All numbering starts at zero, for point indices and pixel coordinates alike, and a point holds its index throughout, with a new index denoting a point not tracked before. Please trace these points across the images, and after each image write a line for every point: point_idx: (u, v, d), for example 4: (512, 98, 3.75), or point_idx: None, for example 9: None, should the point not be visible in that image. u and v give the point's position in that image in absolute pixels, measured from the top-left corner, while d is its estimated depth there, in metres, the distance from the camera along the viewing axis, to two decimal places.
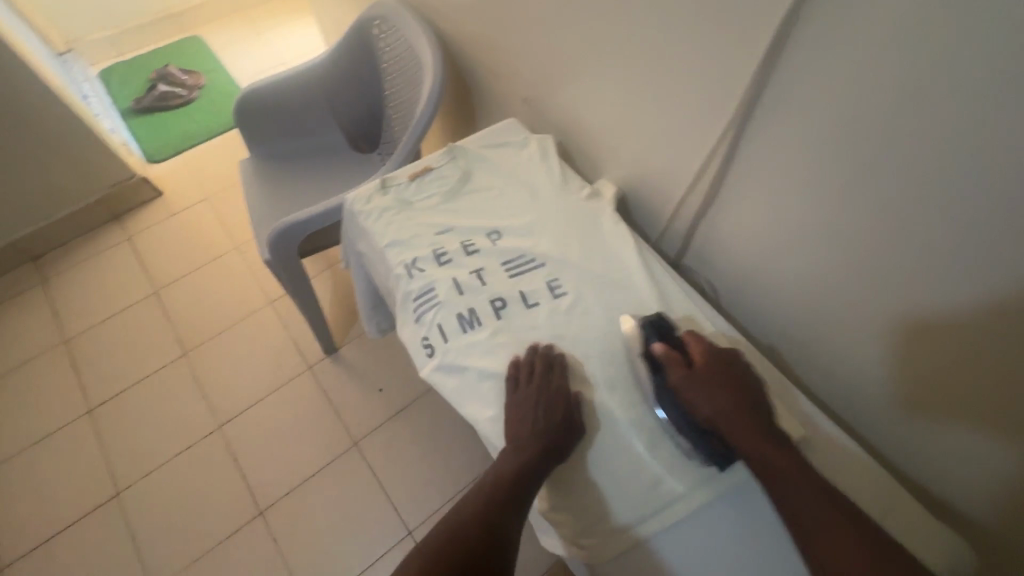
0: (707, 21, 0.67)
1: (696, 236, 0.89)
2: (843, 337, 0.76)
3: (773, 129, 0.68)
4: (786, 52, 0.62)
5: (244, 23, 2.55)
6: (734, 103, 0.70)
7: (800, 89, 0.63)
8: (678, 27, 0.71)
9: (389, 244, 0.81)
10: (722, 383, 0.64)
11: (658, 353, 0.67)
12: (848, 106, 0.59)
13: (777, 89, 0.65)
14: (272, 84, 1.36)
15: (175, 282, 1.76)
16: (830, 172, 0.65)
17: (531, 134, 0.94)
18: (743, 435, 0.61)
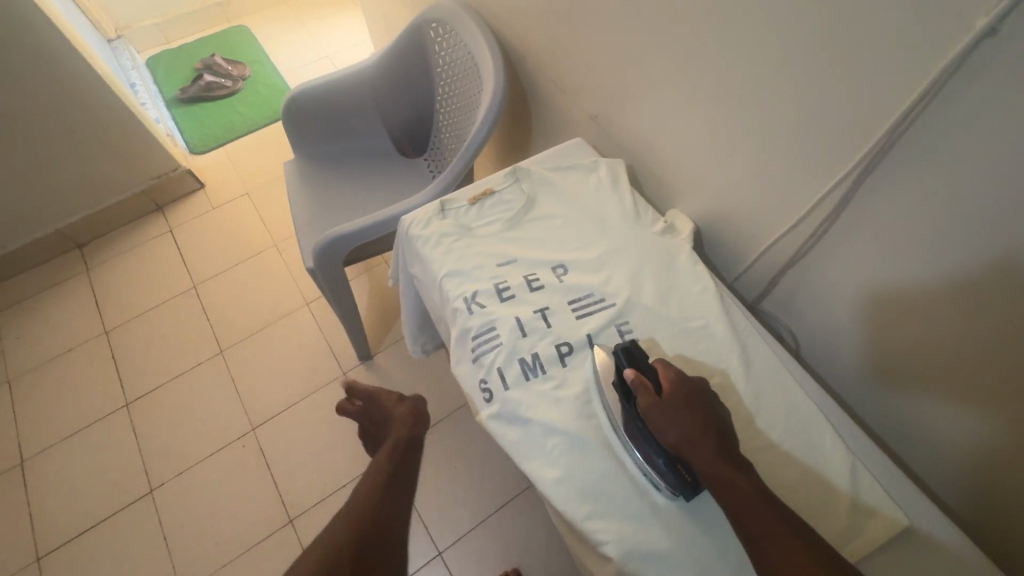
0: (834, 53, 0.59)
1: (786, 278, 0.82)
2: (957, 408, 0.67)
3: (905, 178, 0.60)
4: (936, 96, 0.53)
5: (289, 15, 2.52)
6: (862, 146, 0.62)
7: (950, 138, 0.54)
8: (795, 56, 0.63)
9: (447, 275, 0.76)
10: (689, 413, 0.60)
11: (628, 379, 0.63)
12: (1012, 166, 0.50)
13: (918, 135, 0.57)
14: (322, 84, 1.32)
15: (214, 277, 1.75)
16: (971, 231, 0.56)
17: (600, 157, 0.88)
18: (709, 466, 0.57)
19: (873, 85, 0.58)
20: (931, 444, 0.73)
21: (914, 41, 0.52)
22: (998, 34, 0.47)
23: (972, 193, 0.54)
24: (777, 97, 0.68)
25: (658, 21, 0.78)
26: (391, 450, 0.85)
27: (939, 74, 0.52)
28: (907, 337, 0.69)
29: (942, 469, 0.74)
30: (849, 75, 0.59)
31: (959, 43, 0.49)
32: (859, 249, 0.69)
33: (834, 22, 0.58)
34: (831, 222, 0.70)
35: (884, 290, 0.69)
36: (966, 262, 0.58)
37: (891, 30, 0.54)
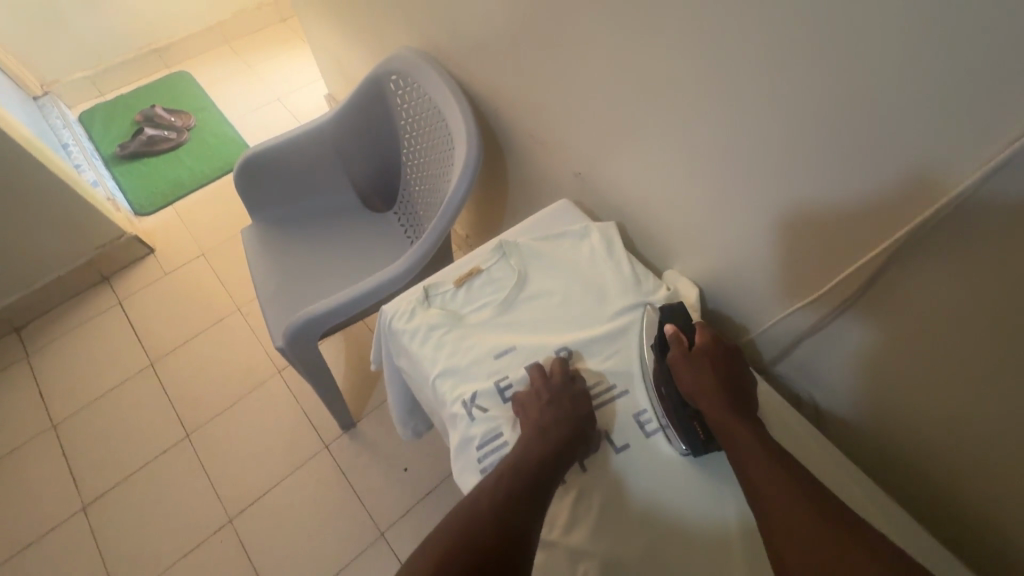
0: (859, 128, 0.54)
1: (802, 343, 0.77)
2: (997, 481, 0.63)
3: (942, 260, 0.55)
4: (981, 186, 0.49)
5: (233, 56, 2.40)
6: (896, 226, 0.57)
7: (997, 229, 0.50)
8: (812, 127, 0.58)
9: (441, 374, 0.69)
10: (716, 371, 0.65)
11: (668, 334, 0.69)
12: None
13: (953, 215, 0.52)
14: (278, 142, 1.22)
15: (174, 352, 1.61)
16: (1008, 306, 0.52)
17: (590, 222, 0.82)
18: (725, 414, 0.61)
19: (906, 164, 0.53)
20: (967, 515, 0.69)
21: (957, 125, 0.48)
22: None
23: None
24: (790, 166, 0.63)
25: (650, 83, 0.73)
26: (560, 429, 0.61)
27: (990, 165, 0.47)
28: (946, 414, 0.65)
29: (975, 539, 0.70)
30: (875, 153, 0.55)
31: (1017, 133, 0.45)
32: (886, 321, 0.64)
33: (858, 98, 0.53)
34: (859, 294, 0.65)
35: (917, 364, 0.64)
36: (1017, 352, 0.54)
37: (927, 111, 0.49)
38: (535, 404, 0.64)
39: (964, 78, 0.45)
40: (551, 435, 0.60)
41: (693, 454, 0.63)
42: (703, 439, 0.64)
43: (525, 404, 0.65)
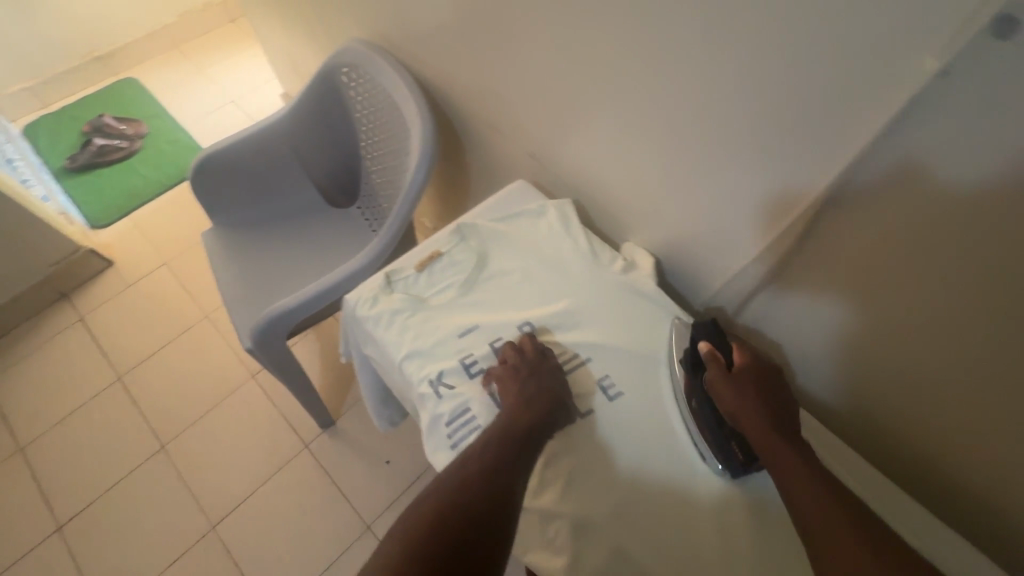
0: (783, 85, 0.58)
1: (752, 303, 0.81)
2: (932, 413, 0.68)
3: (865, 207, 0.59)
4: (889, 132, 0.53)
5: (182, 60, 2.33)
6: (823, 177, 0.61)
7: (908, 172, 0.54)
8: (743, 90, 0.61)
9: (407, 357, 0.70)
10: (755, 389, 0.62)
11: (702, 351, 0.66)
12: (978, 200, 0.50)
13: (872, 164, 0.56)
14: (233, 142, 1.21)
15: (141, 364, 1.58)
16: (925, 247, 0.56)
17: (546, 199, 0.84)
18: (767, 436, 0.58)
19: (826, 117, 0.57)
20: (911, 450, 0.74)
21: (864, 78, 0.52)
22: (950, 75, 0.46)
23: (941, 224, 0.54)
24: (725, 128, 0.66)
25: (593, 58, 0.75)
26: (536, 402, 0.63)
27: (894, 111, 0.51)
28: (882, 357, 0.69)
29: (919, 472, 0.75)
30: (799, 108, 0.58)
31: (913, 80, 0.49)
32: (824, 272, 0.68)
33: (779, 57, 0.56)
34: (798, 247, 0.69)
35: (855, 312, 0.68)
36: (936, 288, 0.58)
37: (838, 65, 0.53)
38: (508, 379, 0.65)
39: (866, 32, 0.49)
40: (525, 407, 0.62)
41: (732, 478, 0.62)
42: (743, 462, 0.62)
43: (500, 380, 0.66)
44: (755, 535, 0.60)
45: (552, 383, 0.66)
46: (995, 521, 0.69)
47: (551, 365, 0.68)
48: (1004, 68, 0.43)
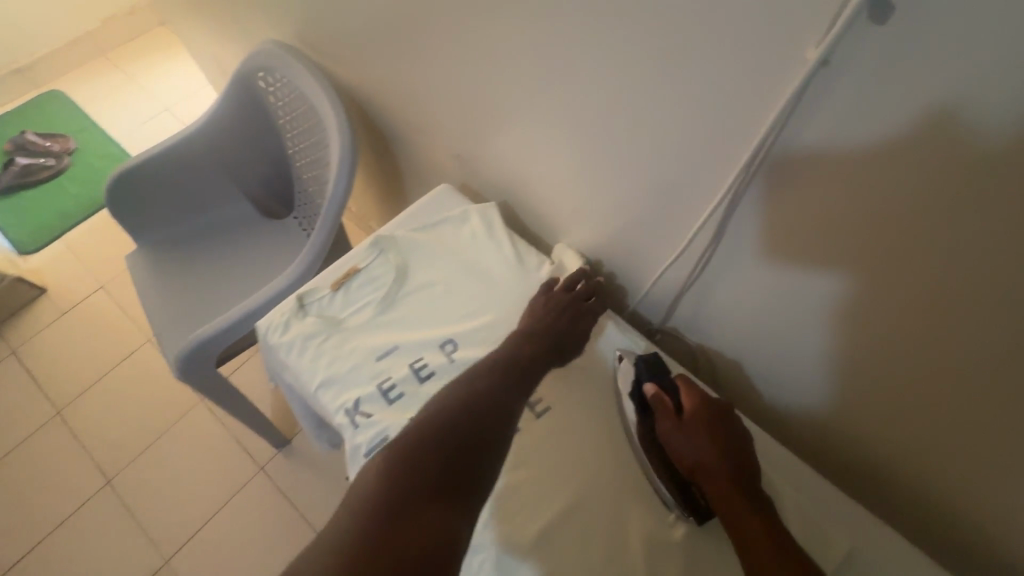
0: (682, 76, 0.55)
1: (684, 300, 0.79)
2: (863, 405, 0.66)
3: (773, 202, 0.57)
4: (791, 121, 0.50)
5: (109, 68, 2.20)
6: (731, 169, 0.58)
7: (808, 163, 0.52)
8: (649, 83, 0.58)
9: (322, 386, 0.66)
10: (707, 436, 0.60)
11: (650, 396, 0.65)
12: (880, 188, 0.48)
13: (780, 154, 0.54)
14: (149, 157, 1.13)
15: (82, 395, 1.50)
16: (841, 238, 0.54)
17: (469, 203, 0.79)
18: (722, 487, 0.57)
19: (725, 108, 0.54)
20: (845, 445, 0.73)
21: (760, 66, 0.49)
22: (832, 62, 0.44)
23: (849, 214, 0.52)
24: (636, 123, 0.63)
25: (503, 54, 0.71)
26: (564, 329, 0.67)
27: (784, 103, 0.49)
28: (811, 351, 0.67)
29: (856, 464, 0.74)
30: (704, 101, 0.55)
31: (799, 68, 0.47)
32: (744, 269, 0.66)
33: (675, 47, 0.54)
34: (716, 243, 0.67)
35: (781, 308, 0.66)
36: (849, 282, 0.57)
37: (730, 54, 0.50)
38: (551, 302, 0.70)
39: (750, 19, 0.47)
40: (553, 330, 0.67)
41: (699, 525, 0.59)
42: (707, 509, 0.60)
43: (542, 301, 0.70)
44: (684, 540, 0.59)
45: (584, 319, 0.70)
46: (929, 510, 0.69)
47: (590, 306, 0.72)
48: (882, 53, 0.41)
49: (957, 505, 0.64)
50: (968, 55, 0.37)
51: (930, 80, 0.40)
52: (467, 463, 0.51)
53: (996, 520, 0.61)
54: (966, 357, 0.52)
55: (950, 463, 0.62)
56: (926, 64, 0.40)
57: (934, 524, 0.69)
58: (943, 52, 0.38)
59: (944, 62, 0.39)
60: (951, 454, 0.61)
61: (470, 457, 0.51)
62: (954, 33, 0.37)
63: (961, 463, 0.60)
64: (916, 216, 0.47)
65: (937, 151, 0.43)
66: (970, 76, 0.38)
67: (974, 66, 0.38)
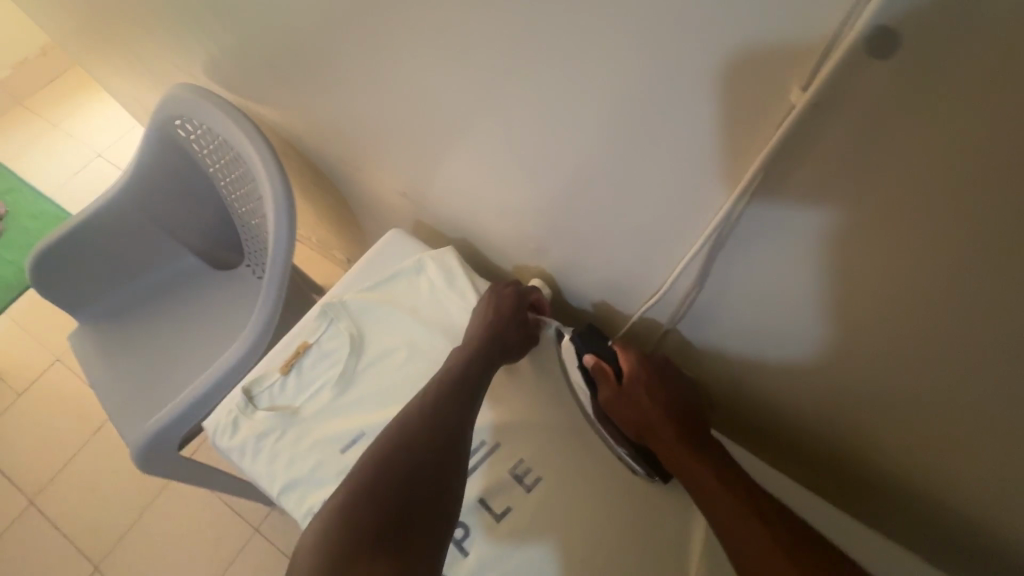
0: (641, 113, 0.47)
1: (672, 332, 0.73)
2: (877, 427, 0.61)
3: (764, 240, 0.50)
4: (776, 164, 0.42)
5: (29, 116, 2.05)
6: (718, 203, 0.50)
7: (802, 205, 0.44)
8: (608, 118, 0.50)
9: (284, 490, 0.58)
10: (648, 395, 0.61)
11: (590, 367, 0.63)
12: (894, 229, 0.41)
13: (763, 198, 0.46)
14: (71, 227, 1.02)
15: (54, 480, 1.41)
16: (840, 275, 0.48)
17: (424, 249, 0.72)
18: (672, 445, 0.58)
19: (698, 145, 0.46)
20: (873, 467, 0.67)
21: (727, 101, 0.41)
22: (824, 105, 0.36)
23: (847, 251, 0.45)
24: (599, 159, 0.56)
25: (438, 86, 0.62)
26: (501, 338, 0.63)
27: (769, 153, 0.41)
28: (813, 376, 0.62)
29: (867, 479, 0.69)
30: (668, 134, 0.47)
31: (785, 111, 0.39)
32: (735, 302, 0.60)
33: (630, 85, 0.45)
34: (703, 279, 0.59)
35: (782, 339, 0.60)
36: (860, 314, 0.50)
37: (697, 91, 0.42)
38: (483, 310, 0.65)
39: (713, 54, 0.38)
40: (490, 340, 0.62)
41: (665, 482, 0.59)
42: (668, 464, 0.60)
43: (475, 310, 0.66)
44: None
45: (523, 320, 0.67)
46: (946, 524, 0.65)
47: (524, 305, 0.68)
48: (887, 93, 0.34)
49: (976, 521, 0.60)
50: (999, 92, 0.30)
51: (950, 117, 0.32)
52: (418, 530, 0.49)
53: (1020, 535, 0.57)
54: (1003, 391, 0.46)
55: (967, 482, 0.57)
56: (944, 102, 0.32)
57: (950, 537, 0.65)
58: (970, 87, 0.30)
59: (964, 99, 0.31)
60: (971, 476, 0.56)
61: (419, 526, 0.49)
62: (977, 65, 0.29)
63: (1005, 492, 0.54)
64: (937, 253, 0.40)
65: (963, 192, 0.35)
66: (999, 114, 0.30)
67: (993, 107, 0.30)
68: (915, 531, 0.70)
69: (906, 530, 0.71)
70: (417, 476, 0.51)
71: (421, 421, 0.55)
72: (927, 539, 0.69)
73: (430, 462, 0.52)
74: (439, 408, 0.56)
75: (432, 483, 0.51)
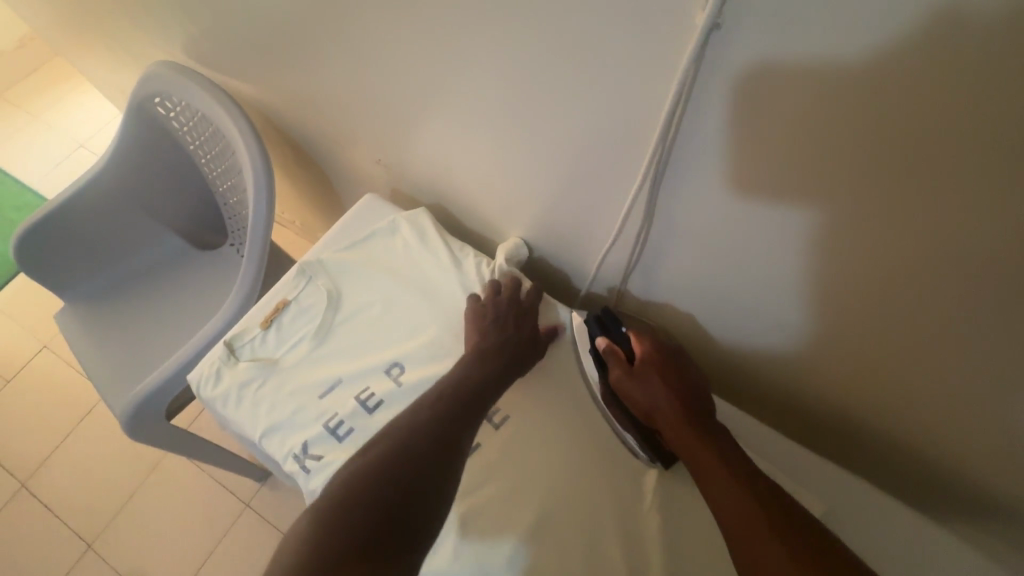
0: (584, 60, 0.50)
1: (630, 286, 0.76)
2: (815, 360, 0.65)
3: (700, 177, 0.53)
4: (695, 91, 0.46)
5: (9, 109, 2.04)
6: (647, 143, 0.53)
7: (726, 137, 0.47)
8: (548, 61, 0.53)
9: (266, 435, 0.62)
10: (658, 378, 0.62)
11: (601, 348, 0.66)
12: (805, 152, 0.44)
13: (690, 134, 0.49)
14: (55, 206, 1.04)
15: (45, 465, 1.42)
16: (766, 209, 0.51)
17: (399, 211, 0.75)
18: (676, 430, 0.59)
19: (629, 86, 0.50)
20: (817, 403, 0.71)
21: (646, 37, 0.44)
22: (724, 28, 0.40)
23: (768, 183, 0.49)
24: (549, 111, 0.59)
25: (397, 48, 0.66)
26: (504, 344, 0.63)
27: (684, 80, 0.45)
28: (754, 317, 0.66)
29: (813, 417, 0.74)
30: (600, 74, 0.50)
31: (691, 40, 0.42)
32: (681, 247, 0.63)
33: (564, 27, 0.48)
34: (648, 223, 0.62)
35: (725, 281, 0.64)
36: (786, 246, 0.53)
37: (622, 31, 0.45)
38: (487, 312, 0.65)
39: None
40: (494, 346, 0.62)
41: (666, 468, 0.62)
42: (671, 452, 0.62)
43: (480, 310, 0.66)
44: (666, 535, 0.57)
45: (524, 329, 0.67)
46: (884, 449, 0.70)
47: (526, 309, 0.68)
48: (777, 15, 0.37)
49: (909, 438, 0.65)
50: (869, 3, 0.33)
51: (829, 35, 0.36)
52: (404, 533, 0.46)
53: (943, 447, 0.63)
54: (920, 308, 0.50)
55: (894, 400, 0.62)
56: (824, 19, 0.36)
57: (889, 461, 0.71)
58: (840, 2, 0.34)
59: (838, 14, 0.35)
60: (897, 394, 0.61)
61: (405, 530, 0.46)
62: None
63: (933, 409, 0.59)
64: (840, 173, 0.44)
65: (851, 105, 0.39)
66: (866, 26, 0.34)
67: (861, 20, 0.34)
68: (857, 463, 0.75)
69: (851, 463, 0.76)
70: (411, 477, 0.49)
71: (422, 426, 0.54)
72: (869, 468, 0.74)
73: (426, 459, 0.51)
74: (449, 411, 0.56)
75: (426, 488, 0.49)
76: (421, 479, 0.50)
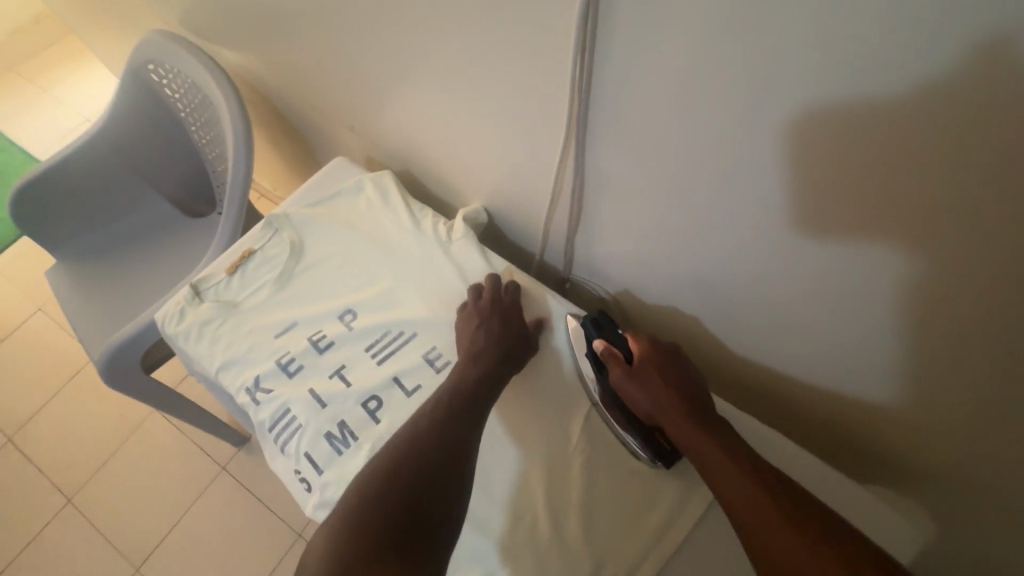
0: (507, 21, 0.54)
1: (577, 250, 0.80)
2: (740, 322, 0.69)
3: (619, 135, 0.57)
4: (600, 48, 0.50)
5: (19, 83, 2.11)
6: (564, 105, 0.58)
7: (631, 96, 0.52)
8: (478, 25, 0.57)
9: (222, 368, 0.66)
10: (660, 380, 0.61)
11: (600, 351, 0.64)
12: (696, 107, 0.48)
13: (604, 92, 0.53)
14: (47, 165, 1.09)
15: (31, 421, 1.47)
16: (677, 166, 0.55)
17: (366, 173, 0.79)
18: (682, 432, 0.57)
19: (545, 47, 0.54)
20: (750, 367, 0.75)
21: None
22: None
23: (673, 139, 0.53)
24: (487, 74, 0.63)
25: (354, 14, 0.70)
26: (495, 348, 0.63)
27: (581, 38, 0.49)
28: (684, 278, 0.69)
29: (748, 382, 0.78)
30: (521, 35, 0.54)
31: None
32: (614, 209, 0.67)
33: None
34: (581, 184, 0.67)
35: (654, 242, 0.68)
36: (697, 203, 0.57)
37: None
38: (475, 320, 0.65)
39: None
40: (484, 352, 0.62)
41: (667, 468, 0.61)
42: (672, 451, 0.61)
43: (468, 318, 0.65)
44: (582, 474, 0.61)
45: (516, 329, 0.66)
46: (811, 412, 0.73)
47: (513, 308, 0.68)
48: None
49: (829, 400, 0.68)
50: None
51: None
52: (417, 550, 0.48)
53: (857, 407, 0.66)
54: (811, 264, 0.54)
55: (808, 361, 0.66)
56: None
57: (818, 425, 0.74)
58: None
59: None
60: (811, 355, 0.64)
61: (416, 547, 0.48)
62: None
63: (843, 367, 0.62)
64: (725, 127, 0.48)
65: (722, 61, 0.43)
66: None
67: None
68: (792, 427, 0.78)
69: (788, 429, 0.79)
70: (417, 494, 0.51)
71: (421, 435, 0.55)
72: (802, 433, 0.77)
73: (428, 471, 0.52)
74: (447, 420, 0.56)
75: (432, 501, 0.51)
76: (426, 493, 0.51)
